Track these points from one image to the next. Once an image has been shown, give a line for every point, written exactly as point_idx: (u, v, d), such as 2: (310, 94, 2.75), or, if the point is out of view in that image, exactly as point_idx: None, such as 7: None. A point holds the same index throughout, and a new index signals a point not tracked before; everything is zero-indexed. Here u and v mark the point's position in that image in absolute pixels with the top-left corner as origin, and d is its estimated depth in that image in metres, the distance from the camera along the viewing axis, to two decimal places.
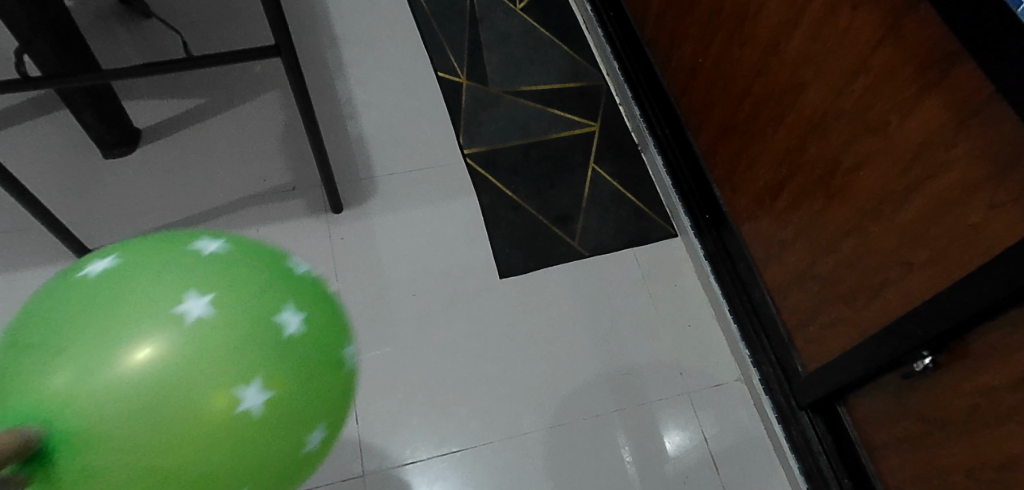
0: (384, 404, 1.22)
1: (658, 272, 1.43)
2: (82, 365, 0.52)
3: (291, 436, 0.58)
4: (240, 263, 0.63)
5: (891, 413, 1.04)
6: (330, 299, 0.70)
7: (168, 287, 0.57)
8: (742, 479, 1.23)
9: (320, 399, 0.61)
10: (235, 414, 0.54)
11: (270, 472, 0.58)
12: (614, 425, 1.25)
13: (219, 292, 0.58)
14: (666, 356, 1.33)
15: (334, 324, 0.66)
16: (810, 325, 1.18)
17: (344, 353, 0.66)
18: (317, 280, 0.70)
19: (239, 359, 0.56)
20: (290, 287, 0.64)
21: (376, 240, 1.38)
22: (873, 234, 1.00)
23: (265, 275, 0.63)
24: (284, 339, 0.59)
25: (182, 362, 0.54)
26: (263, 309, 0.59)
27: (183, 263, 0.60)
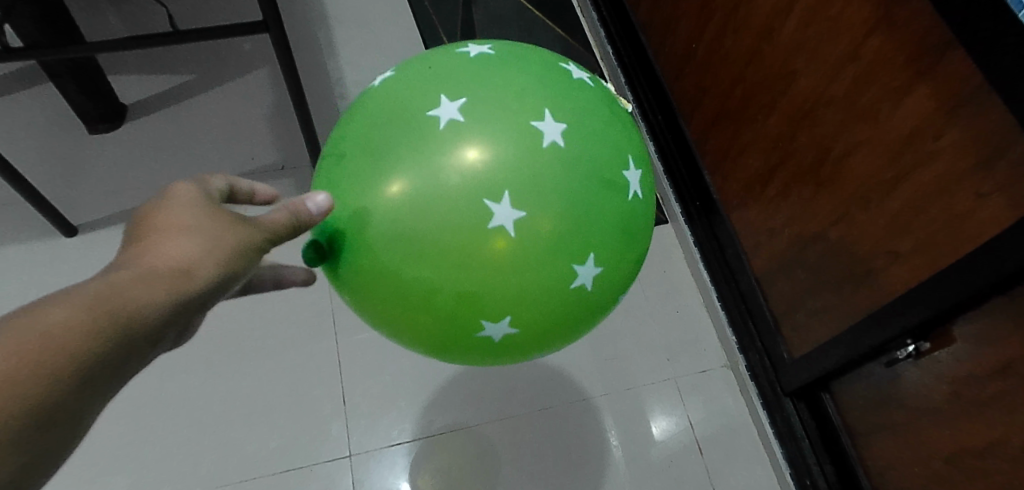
0: (372, 385, 1.22)
1: (647, 259, 1.43)
2: (396, 164, 0.63)
3: (571, 257, 0.63)
4: (518, 77, 0.67)
5: (874, 401, 1.06)
6: (615, 121, 0.70)
7: (429, 93, 0.65)
8: (727, 463, 1.24)
9: (596, 222, 0.64)
10: (496, 222, 0.61)
11: (544, 296, 0.64)
12: (600, 409, 1.26)
13: (484, 106, 0.64)
14: (653, 342, 1.33)
15: (616, 147, 0.68)
16: (797, 312, 1.19)
17: (623, 181, 0.67)
18: (603, 96, 0.72)
19: (501, 177, 0.61)
20: (571, 102, 0.67)
21: None
22: (861, 222, 1.00)
23: (542, 92, 0.66)
24: (549, 151, 0.63)
25: (447, 175, 0.61)
26: (524, 123, 0.63)
27: (460, 73, 0.67)
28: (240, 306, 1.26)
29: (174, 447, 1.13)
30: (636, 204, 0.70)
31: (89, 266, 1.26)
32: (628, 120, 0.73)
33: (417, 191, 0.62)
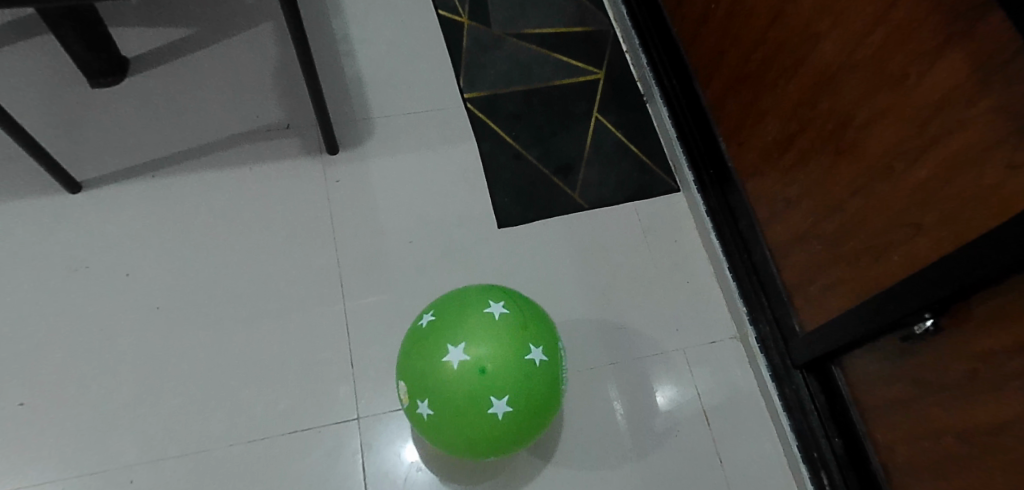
0: (379, 350, 1.21)
1: (658, 228, 1.40)
2: (442, 326, 0.96)
3: (444, 421, 0.94)
4: (454, 303, 0.99)
5: (886, 376, 1.03)
6: (495, 338, 0.94)
7: (482, 370, 0.92)
8: (734, 434, 1.23)
9: (470, 410, 0.92)
10: (420, 401, 0.95)
11: (449, 441, 0.96)
12: (608, 378, 1.25)
13: (456, 326, 0.95)
14: (663, 312, 1.32)
15: (485, 369, 0.92)
16: (809, 285, 1.16)
17: (485, 405, 0.91)
18: (502, 316, 0.96)
19: (430, 393, 0.95)
20: (470, 333, 0.94)
21: (373, 183, 1.34)
22: (882, 194, 0.97)
23: (457, 319, 0.96)
24: (441, 365, 0.93)
25: (408, 351, 0.98)
26: (433, 351, 0.95)
27: (437, 304, 1.01)
28: (246, 267, 1.24)
29: (181, 407, 1.13)
30: (512, 385, 0.92)
31: (93, 222, 1.24)
32: (517, 332, 0.94)
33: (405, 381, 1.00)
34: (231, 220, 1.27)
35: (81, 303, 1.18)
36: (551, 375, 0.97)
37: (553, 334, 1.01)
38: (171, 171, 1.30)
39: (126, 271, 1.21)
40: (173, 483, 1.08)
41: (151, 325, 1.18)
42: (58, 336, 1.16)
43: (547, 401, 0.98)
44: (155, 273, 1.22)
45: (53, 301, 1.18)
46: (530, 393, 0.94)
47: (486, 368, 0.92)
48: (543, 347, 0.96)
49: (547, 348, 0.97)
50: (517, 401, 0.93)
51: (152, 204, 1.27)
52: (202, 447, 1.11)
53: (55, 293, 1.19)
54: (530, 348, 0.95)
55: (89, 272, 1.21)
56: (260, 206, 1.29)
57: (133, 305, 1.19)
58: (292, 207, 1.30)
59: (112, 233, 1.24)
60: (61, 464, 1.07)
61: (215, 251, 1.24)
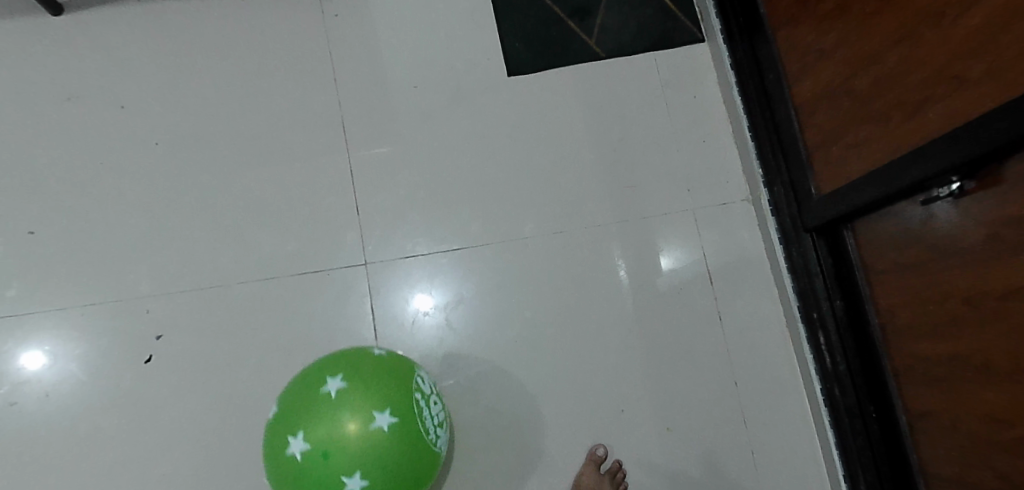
0: (384, 199, 1.19)
1: (677, 81, 1.32)
2: (282, 411, 0.86)
3: None
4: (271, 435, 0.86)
5: (898, 240, 1.01)
6: (313, 477, 0.81)
7: (324, 452, 0.81)
8: (736, 295, 1.23)
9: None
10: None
11: None
12: (613, 237, 1.24)
13: (294, 413, 0.84)
14: (674, 171, 1.27)
15: (329, 454, 0.81)
16: (832, 145, 1.10)
17: (336, 485, 0.81)
18: (339, 394, 0.83)
19: (283, 480, 0.85)
20: (309, 417, 0.83)
21: (374, 19, 1.25)
22: (927, 44, 0.89)
23: (278, 453, 0.85)
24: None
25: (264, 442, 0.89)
26: (278, 441, 0.85)
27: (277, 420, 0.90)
28: (243, 106, 1.19)
29: (186, 245, 1.13)
30: (360, 461, 0.81)
31: (80, 52, 1.18)
32: (358, 400, 0.83)
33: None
34: (226, 56, 1.20)
35: (78, 137, 1.15)
36: (407, 438, 0.84)
37: (401, 393, 0.85)
38: None
39: (122, 104, 1.17)
40: (186, 317, 1.11)
41: (151, 162, 1.15)
42: (57, 170, 1.14)
43: (419, 460, 0.86)
44: (152, 108, 1.17)
45: (49, 133, 1.15)
46: (387, 463, 0.82)
47: (332, 453, 0.81)
48: (390, 409, 0.83)
49: (395, 410, 0.83)
50: (375, 477, 0.82)
51: (142, 34, 1.19)
52: (213, 285, 1.12)
53: (49, 125, 1.15)
54: (373, 415, 0.82)
55: (82, 105, 1.16)
56: (256, 40, 1.21)
57: (131, 141, 1.16)
58: (289, 43, 1.22)
59: (103, 64, 1.18)
60: (77, 293, 1.10)
61: (210, 89, 1.19)
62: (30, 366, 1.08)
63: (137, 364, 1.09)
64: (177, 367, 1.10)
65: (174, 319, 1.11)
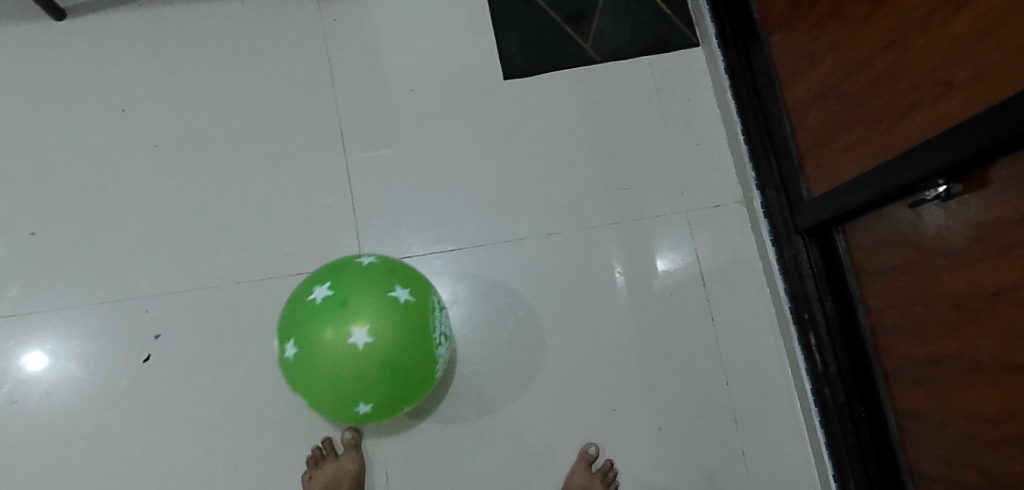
0: (381, 201, 1.20)
1: (672, 85, 1.33)
2: (313, 275, 0.92)
3: (306, 368, 0.85)
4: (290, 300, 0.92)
5: (888, 242, 1.02)
6: (325, 318, 0.84)
7: (343, 297, 0.85)
8: (729, 296, 1.25)
9: (323, 403, 0.87)
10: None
11: (312, 393, 0.86)
12: (608, 237, 1.25)
13: (326, 271, 0.90)
14: (668, 173, 1.29)
15: (347, 302, 0.85)
16: (823, 148, 1.11)
17: (344, 331, 0.83)
18: (371, 263, 0.90)
19: (291, 331, 0.87)
20: (339, 273, 0.88)
21: (373, 24, 1.27)
22: (915, 49, 0.90)
23: (297, 305, 0.88)
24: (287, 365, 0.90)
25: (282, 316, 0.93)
26: (302, 293, 0.89)
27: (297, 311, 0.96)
28: (243, 108, 1.21)
29: (185, 246, 1.15)
30: (374, 316, 0.84)
31: (83, 55, 1.19)
32: (386, 270, 0.89)
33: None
34: (226, 59, 1.22)
35: (79, 139, 1.17)
36: (418, 320, 0.87)
37: (423, 285, 0.92)
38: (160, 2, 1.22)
39: (123, 107, 1.19)
40: (185, 316, 1.13)
41: (151, 164, 1.17)
42: (59, 172, 1.16)
43: (422, 346, 0.87)
44: (153, 111, 1.19)
45: (51, 135, 1.17)
46: (395, 333, 0.84)
47: (349, 302, 0.85)
48: (410, 290, 0.89)
49: (414, 291, 0.89)
50: (381, 338, 0.84)
51: (143, 38, 1.21)
52: (212, 284, 1.14)
53: (52, 127, 1.17)
54: (395, 286, 0.88)
55: (84, 108, 1.18)
56: (256, 44, 1.23)
57: (132, 143, 1.17)
58: (288, 46, 1.24)
59: (104, 68, 1.19)
60: (77, 292, 1.12)
61: (210, 91, 1.21)
62: (31, 365, 1.10)
63: (136, 363, 1.11)
64: (175, 366, 1.11)
65: (173, 318, 1.12)
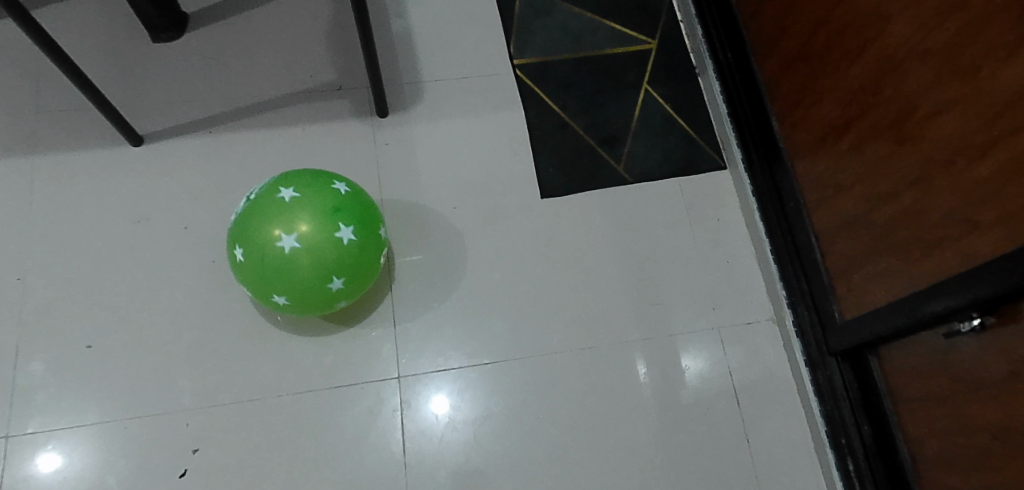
0: (420, 313, 1.24)
1: (701, 205, 1.39)
2: (366, 274, 1.07)
3: None
4: (357, 267, 1.03)
5: (923, 369, 1.03)
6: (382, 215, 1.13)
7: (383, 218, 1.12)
8: (764, 416, 1.24)
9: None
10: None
11: None
12: (639, 353, 1.27)
13: (368, 256, 1.05)
14: (699, 290, 1.32)
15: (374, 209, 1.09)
16: (853, 273, 1.14)
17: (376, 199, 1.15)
18: (345, 223, 1.01)
19: None
20: (370, 237, 1.05)
21: (420, 147, 1.36)
22: (940, 187, 0.95)
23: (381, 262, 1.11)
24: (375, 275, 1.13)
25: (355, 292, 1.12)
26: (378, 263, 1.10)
27: (338, 296, 1.05)
28: None
29: (230, 357, 1.18)
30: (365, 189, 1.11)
31: (152, 175, 1.29)
32: (336, 205, 1.01)
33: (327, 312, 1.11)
34: None
35: (140, 253, 1.23)
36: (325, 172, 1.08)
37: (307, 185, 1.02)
38: (227, 126, 1.33)
39: (184, 225, 1.26)
40: (225, 429, 1.14)
41: (205, 277, 1.23)
42: (118, 285, 1.21)
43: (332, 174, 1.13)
44: (211, 225, 1.26)
45: (114, 249, 1.23)
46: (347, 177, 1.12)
47: (373, 207, 1.09)
48: (328, 181, 1.05)
49: (324, 181, 1.05)
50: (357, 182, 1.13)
51: (208, 159, 1.30)
52: (254, 396, 1.16)
53: (115, 242, 1.24)
54: (336, 185, 1.05)
55: (148, 225, 1.25)
56: (310, 164, 1.31)
57: (189, 257, 1.24)
58: (340, 167, 1.32)
59: (170, 186, 1.28)
60: (122, 406, 1.14)
61: None
62: (70, 479, 1.10)
63: (171, 478, 1.11)
64: (210, 481, 1.11)
65: (213, 431, 1.14)
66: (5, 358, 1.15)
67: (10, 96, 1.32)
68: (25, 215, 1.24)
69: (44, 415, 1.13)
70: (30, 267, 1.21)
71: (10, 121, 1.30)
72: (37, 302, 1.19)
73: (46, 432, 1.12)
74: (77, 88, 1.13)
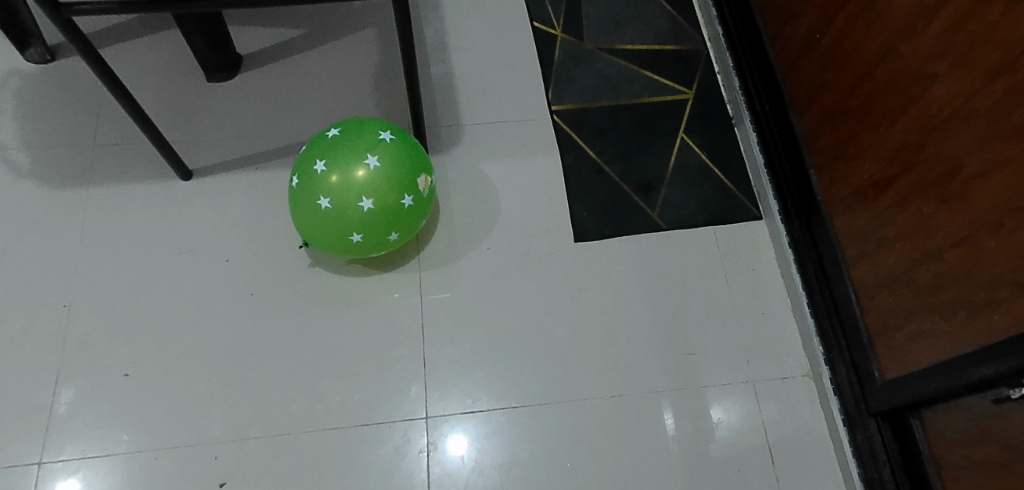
0: (450, 352, 1.24)
1: (736, 255, 1.38)
2: (409, 150, 1.14)
3: (411, 221, 1.15)
4: (409, 142, 1.15)
5: (970, 436, 0.99)
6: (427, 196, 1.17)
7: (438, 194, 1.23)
8: (799, 476, 1.20)
9: (411, 228, 1.17)
10: (371, 198, 1.08)
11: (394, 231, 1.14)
12: (671, 403, 1.24)
13: (417, 149, 1.17)
14: (734, 342, 1.30)
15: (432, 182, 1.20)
16: (895, 332, 1.11)
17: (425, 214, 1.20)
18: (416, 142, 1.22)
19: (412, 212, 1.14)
20: (422, 155, 1.18)
21: (457, 188, 1.39)
22: (987, 248, 0.92)
23: (413, 173, 1.12)
24: (406, 188, 1.11)
25: (377, 172, 1.09)
26: (416, 166, 1.14)
27: (381, 145, 1.11)
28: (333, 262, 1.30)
29: (262, 391, 1.19)
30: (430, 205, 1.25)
31: (199, 208, 1.32)
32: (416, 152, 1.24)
33: (351, 178, 1.08)
34: None
35: (181, 283, 1.26)
36: None
37: None
38: (272, 162, 1.37)
39: (226, 257, 1.29)
40: (252, 463, 1.14)
41: (242, 309, 1.25)
42: (158, 314, 1.24)
43: None
44: (252, 259, 1.29)
45: (157, 279, 1.26)
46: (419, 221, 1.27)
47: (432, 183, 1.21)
48: None
49: None
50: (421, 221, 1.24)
51: (252, 194, 1.34)
52: (282, 431, 1.16)
53: (159, 272, 1.27)
54: None
55: (191, 256, 1.28)
56: None
57: (229, 289, 1.26)
58: None
59: (214, 219, 1.32)
60: (154, 435, 1.15)
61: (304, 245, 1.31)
62: None
63: None
64: None
65: (239, 465, 1.14)
66: (45, 384, 1.17)
67: (71, 128, 1.38)
68: (75, 243, 1.28)
69: (78, 443, 1.14)
70: (76, 294, 1.24)
71: (69, 152, 1.36)
72: (80, 329, 1.22)
73: (78, 460, 1.13)
74: (135, 123, 1.17)
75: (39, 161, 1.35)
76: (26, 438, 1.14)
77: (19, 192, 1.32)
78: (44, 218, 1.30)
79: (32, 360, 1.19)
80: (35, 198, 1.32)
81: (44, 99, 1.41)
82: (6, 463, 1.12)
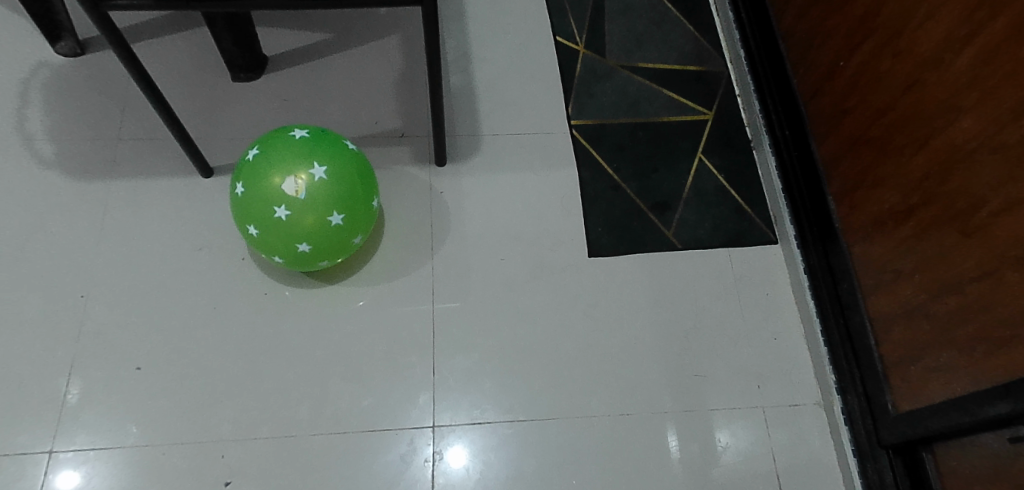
0: (460, 362, 1.24)
1: (751, 279, 1.37)
2: (269, 161, 1.09)
3: (302, 228, 1.09)
4: (277, 148, 1.10)
5: (985, 474, 0.97)
6: (315, 192, 1.08)
7: (336, 182, 1.10)
8: None
9: (316, 232, 1.10)
10: (250, 224, 1.10)
11: (298, 243, 1.10)
12: (680, 425, 1.23)
13: (288, 152, 1.09)
14: (745, 365, 1.29)
15: (324, 173, 1.09)
16: (910, 365, 1.10)
17: (330, 207, 1.09)
18: (313, 133, 1.12)
19: (292, 223, 1.08)
20: (296, 153, 1.09)
21: (473, 198, 1.39)
22: (1010, 284, 0.91)
23: (272, 185, 1.07)
24: (271, 202, 1.07)
25: (243, 199, 1.09)
26: (273, 176, 1.07)
27: (243, 168, 1.11)
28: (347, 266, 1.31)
29: (271, 391, 1.19)
30: (353, 191, 1.12)
31: (217, 206, 1.33)
32: (331, 136, 1.14)
33: (239, 213, 1.12)
34: None
35: (196, 280, 1.27)
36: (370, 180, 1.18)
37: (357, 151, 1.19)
38: None
39: (241, 256, 1.29)
40: (257, 464, 1.14)
41: (255, 309, 1.25)
42: (172, 310, 1.24)
43: (369, 208, 1.17)
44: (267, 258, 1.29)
45: (173, 275, 1.27)
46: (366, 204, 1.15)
47: (327, 173, 1.09)
48: (356, 155, 1.16)
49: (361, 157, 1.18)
50: (351, 210, 1.12)
51: None
52: (289, 433, 1.16)
53: (175, 268, 1.27)
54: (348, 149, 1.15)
55: (207, 253, 1.29)
56: None
57: (244, 288, 1.27)
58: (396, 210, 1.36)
59: (232, 218, 1.32)
60: (162, 431, 1.15)
61: None
62: None
63: None
64: None
65: (246, 465, 1.13)
66: (58, 375, 1.18)
67: (95, 121, 1.40)
68: (93, 235, 1.29)
69: (88, 434, 1.14)
70: (93, 286, 1.25)
71: (93, 145, 1.37)
72: (94, 322, 1.22)
73: (87, 452, 1.13)
74: (160, 117, 1.17)
75: (63, 153, 1.36)
76: (36, 428, 1.14)
77: (42, 182, 1.33)
78: (63, 210, 1.31)
79: (47, 349, 1.19)
80: (57, 189, 1.33)
81: (71, 91, 1.42)
82: (14, 452, 1.12)
